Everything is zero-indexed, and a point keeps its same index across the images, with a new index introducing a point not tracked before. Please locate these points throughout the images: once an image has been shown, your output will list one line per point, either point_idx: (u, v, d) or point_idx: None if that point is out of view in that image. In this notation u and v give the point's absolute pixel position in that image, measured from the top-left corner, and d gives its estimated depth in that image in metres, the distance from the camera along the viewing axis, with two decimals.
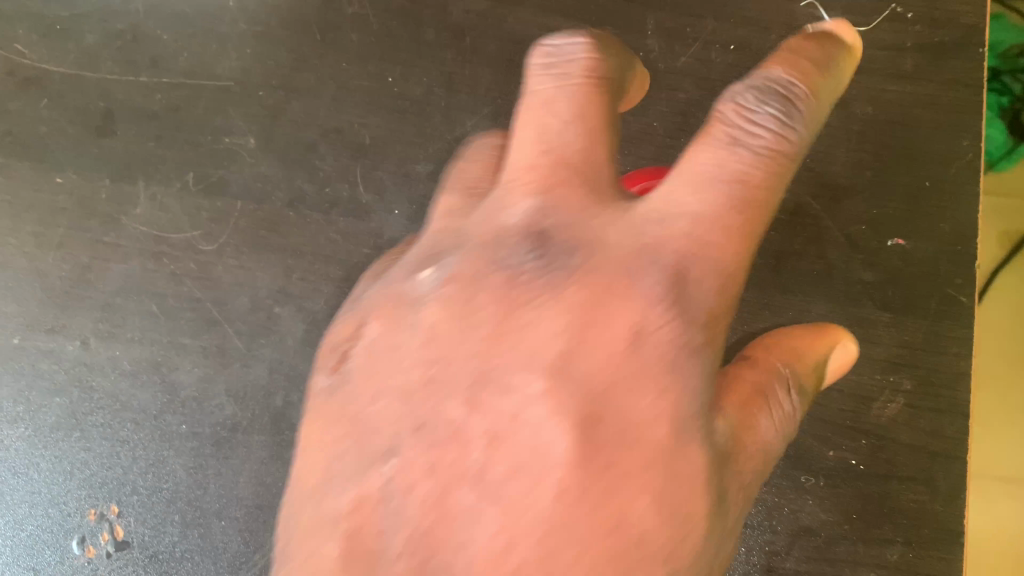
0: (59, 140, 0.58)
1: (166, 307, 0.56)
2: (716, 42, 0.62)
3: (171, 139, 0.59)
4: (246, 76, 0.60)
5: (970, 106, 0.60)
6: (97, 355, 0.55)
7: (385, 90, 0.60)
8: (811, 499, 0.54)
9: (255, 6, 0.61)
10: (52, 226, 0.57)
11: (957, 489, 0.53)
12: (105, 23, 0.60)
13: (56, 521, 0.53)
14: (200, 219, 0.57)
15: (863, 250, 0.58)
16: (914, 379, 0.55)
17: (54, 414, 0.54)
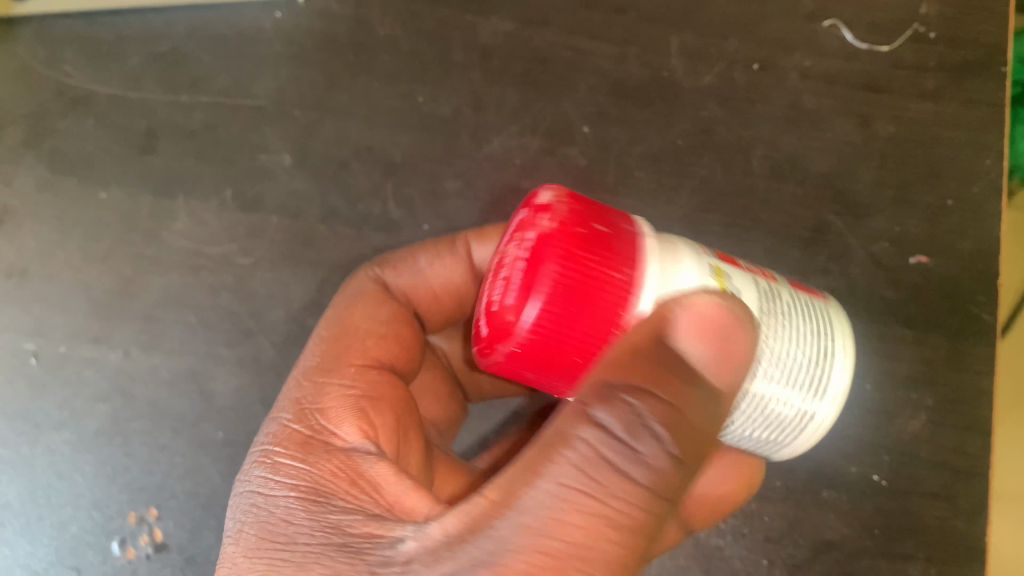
0: (104, 158, 0.61)
1: (204, 319, 0.58)
2: (739, 63, 0.63)
3: (210, 156, 0.61)
4: (281, 96, 0.62)
5: (991, 126, 0.61)
6: (139, 364, 0.57)
7: (415, 110, 0.62)
8: (834, 514, 0.54)
9: (290, 28, 0.63)
10: (97, 240, 0.59)
11: (979, 505, 0.53)
12: (148, 46, 0.63)
13: (98, 523, 0.55)
14: (238, 234, 0.60)
15: (885, 268, 0.59)
16: (936, 397, 0.56)
17: (98, 421, 0.56)
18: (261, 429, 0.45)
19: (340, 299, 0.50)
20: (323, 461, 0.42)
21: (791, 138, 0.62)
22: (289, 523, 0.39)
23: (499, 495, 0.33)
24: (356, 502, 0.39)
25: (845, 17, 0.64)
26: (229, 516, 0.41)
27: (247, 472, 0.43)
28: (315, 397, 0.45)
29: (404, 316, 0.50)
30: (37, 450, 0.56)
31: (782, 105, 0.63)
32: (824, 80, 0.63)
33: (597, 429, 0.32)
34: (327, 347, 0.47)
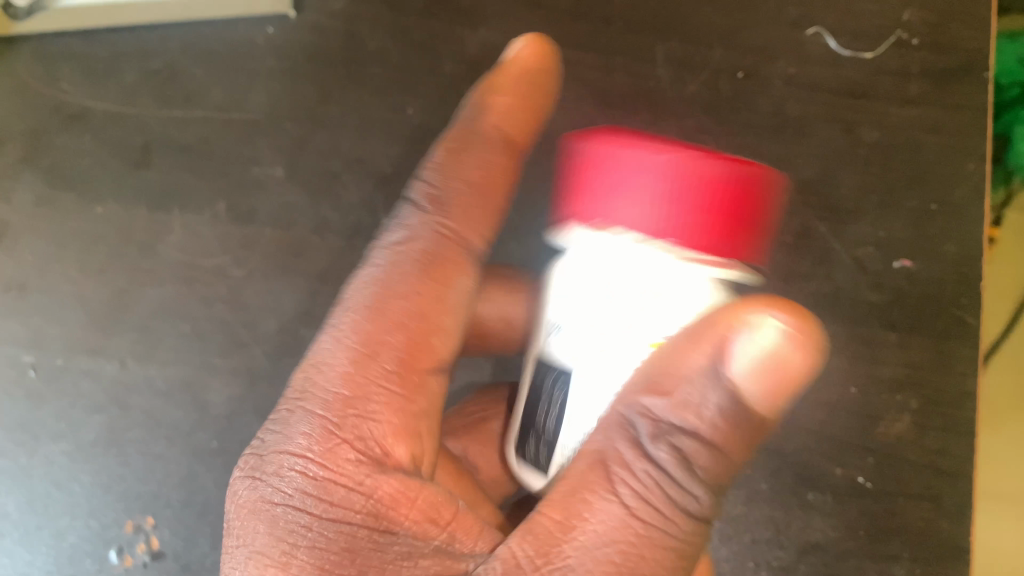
0: (100, 173, 0.62)
1: (198, 330, 0.59)
2: (724, 71, 0.64)
3: (204, 170, 0.62)
4: (273, 110, 0.63)
5: (975, 130, 0.61)
6: (134, 375, 0.58)
7: (405, 121, 0.63)
8: (819, 516, 0.55)
9: (282, 43, 0.64)
10: (93, 253, 0.61)
11: (964, 506, 0.54)
12: (143, 62, 0.64)
13: (95, 532, 0.56)
14: (231, 245, 0.61)
15: (869, 272, 0.60)
16: (921, 399, 0.56)
17: (94, 431, 0.58)
18: (293, 425, 0.43)
19: (395, 272, 0.47)
20: (379, 487, 0.41)
21: (776, 144, 0.63)
22: (352, 552, 0.39)
23: (573, 523, 0.39)
24: (421, 528, 0.41)
25: (829, 25, 0.64)
26: (263, 528, 0.40)
27: (282, 476, 0.41)
28: (370, 407, 0.43)
29: (469, 295, 0.49)
30: (35, 461, 0.57)
31: (766, 112, 0.63)
32: (808, 87, 0.64)
33: (647, 462, 0.40)
34: (380, 338, 0.45)
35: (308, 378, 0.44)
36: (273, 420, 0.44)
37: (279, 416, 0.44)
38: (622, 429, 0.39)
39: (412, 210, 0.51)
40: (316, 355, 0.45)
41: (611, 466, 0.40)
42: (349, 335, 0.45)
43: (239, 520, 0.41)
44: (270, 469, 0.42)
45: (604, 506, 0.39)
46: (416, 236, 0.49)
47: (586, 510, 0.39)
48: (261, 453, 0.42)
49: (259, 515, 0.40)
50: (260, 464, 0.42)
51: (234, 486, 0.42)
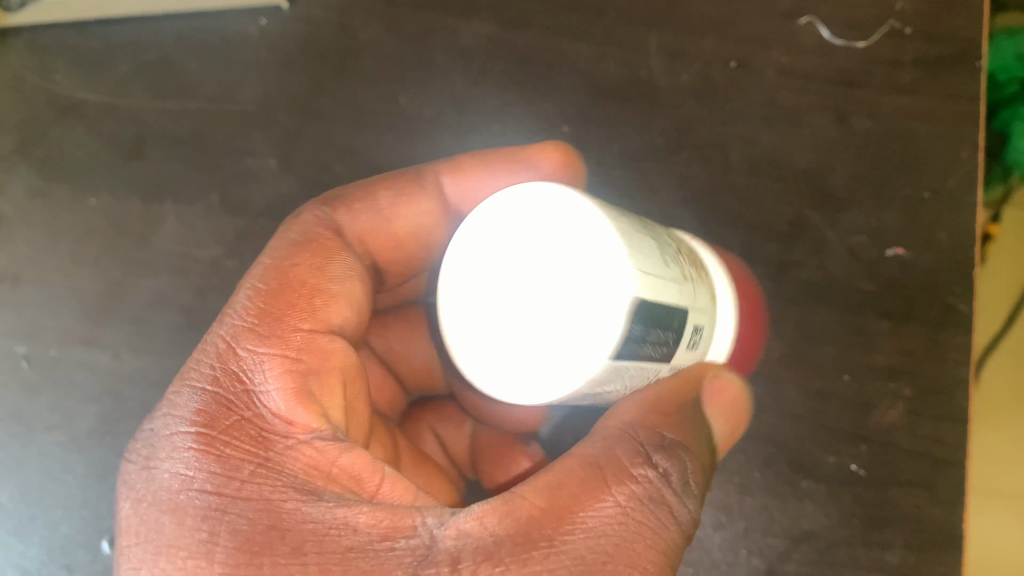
0: (93, 165, 0.62)
1: (191, 321, 0.59)
2: (717, 61, 0.64)
3: (197, 161, 0.62)
4: (267, 101, 0.63)
5: (969, 119, 0.61)
6: (128, 366, 0.58)
7: (399, 112, 0.63)
8: (813, 504, 0.55)
9: (275, 34, 0.64)
10: (87, 245, 0.61)
11: (957, 493, 0.54)
12: (136, 54, 0.64)
13: (89, 523, 0.56)
14: (225, 237, 0.61)
15: (863, 261, 0.59)
16: (915, 387, 0.57)
17: (89, 422, 0.58)
18: (179, 408, 0.38)
19: (287, 251, 0.43)
20: (290, 459, 0.37)
21: (769, 134, 0.63)
22: (276, 528, 0.33)
23: (564, 519, 0.34)
24: (342, 496, 0.37)
25: (821, 14, 0.65)
26: (168, 522, 0.34)
27: (177, 461, 0.36)
28: (259, 376, 0.39)
29: (355, 270, 0.45)
30: (30, 452, 0.57)
31: (759, 102, 0.63)
32: (801, 76, 0.64)
33: (649, 468, 0.36)
34: (265, 307, 0.41)
35: (190, 363, 0.40)
36: (154, 412, 0.39)
37: (161, 405, 0.39)
38: (624, 441, 0.37)
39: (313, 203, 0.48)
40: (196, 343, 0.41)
41: (610, 469, 0.36)
42: (236, 312, 0.41)
43: (136, 520, 0.35)
44: (161, 458, 0.36)
45: (602, 510, 0.34)
46: (317, 218, 0.46)
47: (587, 505, 0.34)
48: (153, 443, 0.37)
49: (160, 506, 0.34)
50: (152, 453, 0.37)
51: (126, 484, 0.36)
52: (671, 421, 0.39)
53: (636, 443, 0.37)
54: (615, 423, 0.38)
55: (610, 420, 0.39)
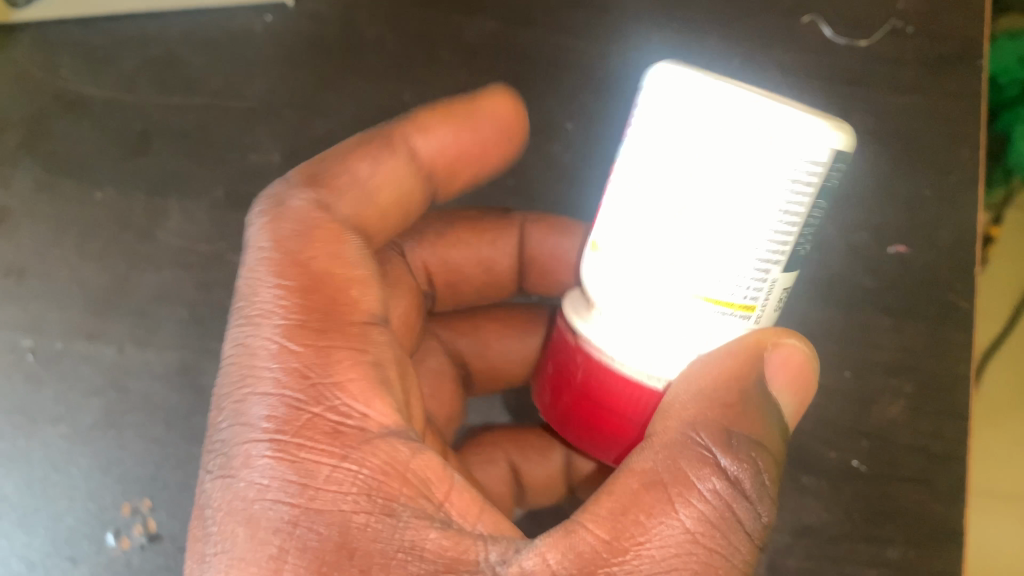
0: (99, 159, 0.62)
1: (196, 314, 0.59)
2: (720, 58, 0.65)
3: (203, 156, 0.63)
4: (271, 97, 0.64)
5: (969, 117, 0.62)
6: (132, 359, 0.59)
7: (402, 108, 0.64)
8: (814, 499, 0.56)
9: (280, 30, 0.65)
10: (92, 239, 0.61)
11: (957, 489, 0.54)
12: (142, 50, 0.64)
13: (94, 514, 0.57)
14: (230, 231, 0.61)
15: (864, 258, 0.60)
16: (915, 383, 0.57)
17: (93, 415, 0.58)
18: (250, 412, 0.36)
19: (291, 236, 0.40)
20: (364, 462, 0.36)
21: None
22: (348, 545, 0.33)
23: (626, 545, 0.33)
24: (416, 503, 0.36)
25: (823, 13, 0.65)
26: (241, 531, 0.34)
27: (253, 468, 0.35)
28: (329, 370, 0.37)
29: (368, 251, 0.42)
30: (33, 444, 0.58)
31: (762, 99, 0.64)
32: (803, 74, 0.64)
33: (717, 479, 0.35)
34: (304, 300, 0.39)
35: (242, 364, 0.38)
36: (221, 418, 0.37)
37: (226, 410, 0.37)
38: (691, 449, 0.35)
39: (278, 181, 0.43)
40: (241, 340, 0.38)
41: (674, 487, 0.34)
42: (269, 307, 0.39)
43: (216, 527, 0.34)
44: (232, 465, 0.35)
45: (670, 535, 0.33)
46: (273, 218, 0.41)
47: (654, 531, 0.34)
48: (225, 453, 0.36)
49: (235, 517, 0.34)
50: (225, 461, 0.36)
51: (205, 492, 0.36)
52: (709, 419, 0.36)
53: (701, 451, 0.35)
54: (676, 424, 0.36)
55: (670, 419, 0.36)
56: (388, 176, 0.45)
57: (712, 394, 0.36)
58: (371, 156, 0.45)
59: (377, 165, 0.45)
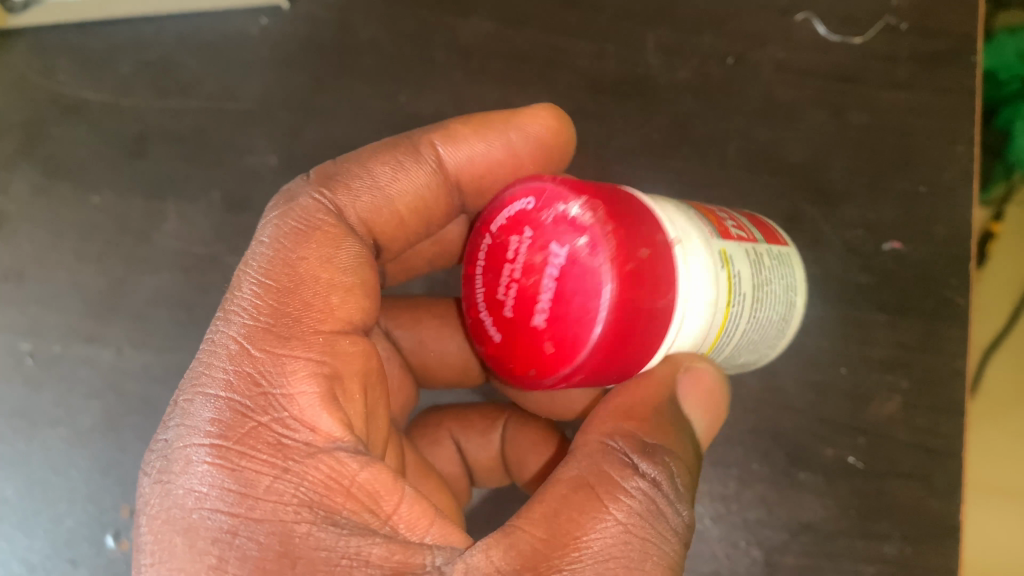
0: (97, 162, 0.63)
1: (193, 316, 0.60)
2: (714, 57, 0.65)
3: (199, 159, 0.63)
4: (267, 99, 0.64)
5: (964, 113, 0.61)
6: (130, 362, 0.59)
7: (398, 110, 0.64)
8: (811, 496, 0.56)
9: (276, 33, 0.65)
10: (90, 242, 0.61)
11: (954, 485, 0.54)
12: (139, 53, 0.65)
13: (93, 516, 0.57)
14: (227, 233, 0.61)
15: (860, 255, 0.60)
16: (912, 379, 0.57)
17: (92, 418, 0.58)
18: (193, 416, 0.37)
19: (281, 238, 0.42)
20: (307, 474, 0.37)
21: (767, 130, 0.63)
22: (288, 554, 0.33)
23: (564, 541, 0.35)
24: (359, 518, 0.37)
25: (818, 10, 0.65)
26: (180, 541, 0.34)
27: (191, 475, 0.36)
28: (279, 380, 0.38)
29: (365, 258, 0.43)
30: (34, 447, 0.58)
31: (756, 98, 0.64)
32: (797, 72, 0.64)
33: (639, 479, 0.37)
34: (276, 302, 0.40)
35: (201, 364, 0.39)
36: (170, 415, 0.39)
37: (175, 409, 0.39)
38: (607, 453, 0.38)
39: (298, 179, 0.45)
40: (205, 343, 0.40)
41: (601, 487, 0.36)
42: (242, 310, 0.40)
43: (150, 534, 0.35)
44: (176, 468, 0.36)
45: (604, 531, 0.35)
46: (298, 210, 0.43)
47: (588, 527, 0.35)
48: (164, 453, 0.37)
49: (173, 525, 0.34)
50: (165, 466, 0.36)
51: (143, 496, 0.36)
52: (646, 427, 0.38)
53: (620, 454, 0.38)
54: (596, 434, 0.39)
55: (590, 431, 0.39)
56: (411, 187, 0.46)
57: (646, 402, 0.38)
58: (397, 161, 0.46)
59: (399, 169, 0.46)
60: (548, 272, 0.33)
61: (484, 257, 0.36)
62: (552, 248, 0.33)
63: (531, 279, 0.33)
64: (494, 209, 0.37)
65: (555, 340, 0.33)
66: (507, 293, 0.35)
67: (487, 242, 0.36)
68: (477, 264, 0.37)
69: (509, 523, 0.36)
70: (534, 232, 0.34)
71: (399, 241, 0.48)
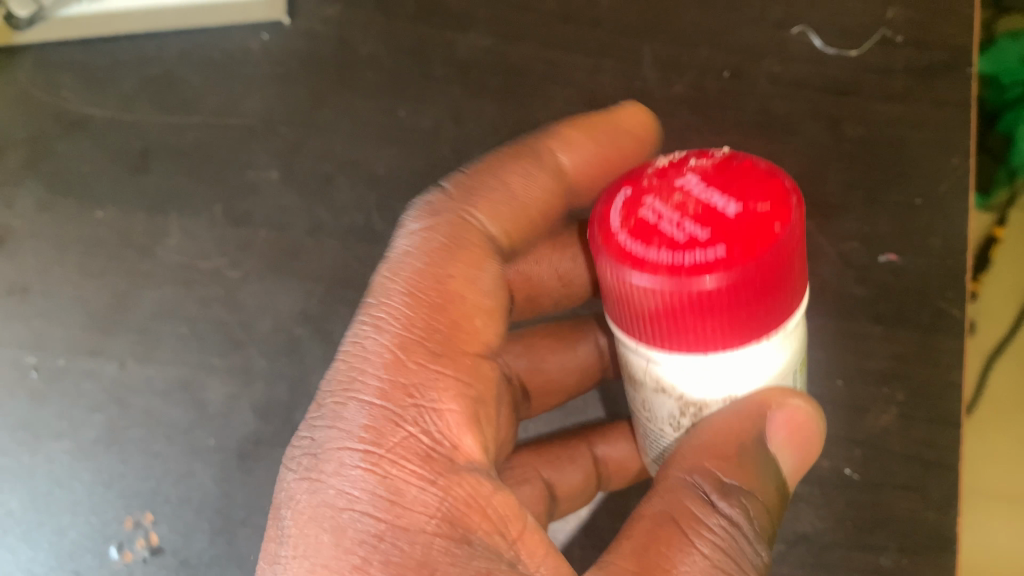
0: (100, 177, 0.63)
1: (196, 330, 0.60)
2: (710, 71, 0.65)
3: (201, 173, 0.64)
4: (268, 114, 0.65)
5: (959, 125, 0.62)
6: (134, 375, 0.60)
7: (397, 124, 0.64)
8: (806, 508, 0.57)
9: (277, 49, 0.66)
10: (94, 257, 0.62)
11: (952, 497, 0.55)
12: (141, 69, 0.65)
13: (96, 528, 0.58)
14: (229, 248, 0.62)
15: (854, 266, 0.60)
16: (908, 391, 0.57)
17: (95, 431, 0.59)
18: (347, 417, 0.39)
19: (428, 252, 0.44)
20: (451, 491, 0.38)
21: (764, 142, 0.63)
22: (425, 568, 0.35)
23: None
24: (491, 539, 0.38)
25: (813, 23, 0.65)
26: (328, 540, 0.36)
27: (344, 476, 0.37)
28: (430, 394, 0.40)
29: (501, 281, 0.45)
30: (38, 460, 0.59)
31: (752, 110, 0.64)
32: (793, 84, 0.64)
33: (720, 516, 0.38)
34: (429, 316, 0.42)
35: (354, 369, 0.41)
36: (318, 416, 0.40)
37: (324, 411, 0.40)
38: (689, 490, 0.39)
39: (436, 189, 0.47)
40: (357, 345, 0.42)
41: (683, 523, 0.38)
42: (397, 318, 0.42)
43: (295, 528, 0.37)
44: (327, 471, 0.38)
45: (692, 564, 0.37)
46: (444, 224, 0.45)
47: (678, 560, 0.37)
48: (315, 452, 0.38)
49: (321, 522, 0.37)
50: (317, 463, 0.38)
51: (289, 490, 0.38)
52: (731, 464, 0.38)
53: (702, 491, 0.39)
54: (677, 473, 0.39)
55: (670, 467, 0.40)
56: (533, 186, 0.48)
57: (736, 437, 0.38)
58: (524, 169, 0.48)
59: (528, 177, 0.48)
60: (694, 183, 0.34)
61: (640, 250, 0.33)
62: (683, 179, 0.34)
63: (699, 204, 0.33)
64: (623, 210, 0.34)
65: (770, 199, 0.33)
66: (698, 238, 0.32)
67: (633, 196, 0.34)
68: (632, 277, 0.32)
69: (602, 560, 0.39)
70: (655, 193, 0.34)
71: (527, 241, 0.48)
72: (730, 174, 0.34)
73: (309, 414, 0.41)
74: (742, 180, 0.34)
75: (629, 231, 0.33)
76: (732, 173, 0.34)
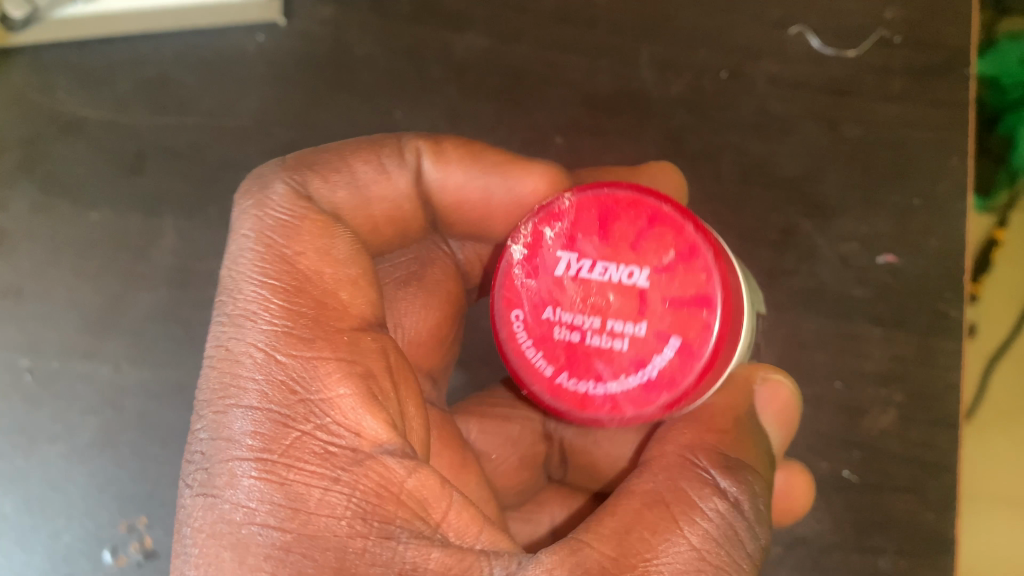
0: (94, 179, 0.63)
1: (190, 332, 0.60)
2: (709, 71, 0.65)
3: (196, 175, 0.63)
4: (263, 116, 0.64)
5: (956, 126, 0.61)
6: (128, 378, 0.60)
7: (393, 126, 0.64)
8: (806, 512, 0.57)
9: (271, 49, 0.65)
10: (88, 259, 0.62)
11: (949, 498, 0.55)
12: (136, 71, 0.65)
13: (90, 531, 0.58)
14: (223, 249, 0.62)
15: (853, 267, 0.60)
16: (907, 393, 0.57)
17: (88, 435, 0.59)
18: (231, 427, 0.38)
19: (272, 229, 0.42)
20: (358, 483, 0.38)
21: (761, 143, 0.63)
22: (342, 572, 0.35)
23: (634, 561, 0.37)
24: (412, 527, 0.38)
25: (811, 23, 0.64)
26: (231, 556, 0.35)
27: (237, 488, 0.36)
28: (315, 385, 0.39)
29: (357, 244, 0.43)
30: (33, 463, 0.59)
31: (749, 111, 0.64)
32: (790, 85, 0.64)
33: (717, 500, 0.40)
34: (292, 303, 0.40)
35: (227, 373, 0.39)
36: (199, 427, 0.39)
37: (205, 422, 0.39)
38: (691, 471, 0.41)
39: (272, 162, 0.45)
40: (225, 344, 0.40)
41: (675, 505, 0.39)
42: (260, 314, 0.40)
43: (197, 548, 0.36)
44: (218, 484, 0.37)
45: (679, 550, 0.37)
46: (292, 197, 0.43)
47: (661, 547, 0.37)
48: (202, 467, 0.37)
49: (221, 540, 0.35)
50: (205, 478, 0.37)
51: (185, 508, 0.37)
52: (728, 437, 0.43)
53: (697, 472, 0.41)
54: (674, 449, 0.42)
55: (670, 444, 0.42)
56: (388, 190, 0.47)
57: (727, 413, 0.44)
58: (374, 163, 0.47)
59: (380, 172, 0.47)
60: (587, 278, 0.39)
61: (586, 379, 0.40)
62: (575, 278, 0.40)
63: (597, 290, 0.39)
64: (536, 327, 0.41)
65: (660, 238, 0.39)
66: (621, 327, 0.39)
67: (529, 312, 0.41)
68: (605, 408, 0.39)
69: (575, 538, 0.38)
70: (552, 302, 0.40)
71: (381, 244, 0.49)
72: (611, 239, 0.39)
73: (192, 428, 0.39)
74: (619, 232, 0.39)
75: (562, 370, 0.40)
76: (601, 230, 0.40)
